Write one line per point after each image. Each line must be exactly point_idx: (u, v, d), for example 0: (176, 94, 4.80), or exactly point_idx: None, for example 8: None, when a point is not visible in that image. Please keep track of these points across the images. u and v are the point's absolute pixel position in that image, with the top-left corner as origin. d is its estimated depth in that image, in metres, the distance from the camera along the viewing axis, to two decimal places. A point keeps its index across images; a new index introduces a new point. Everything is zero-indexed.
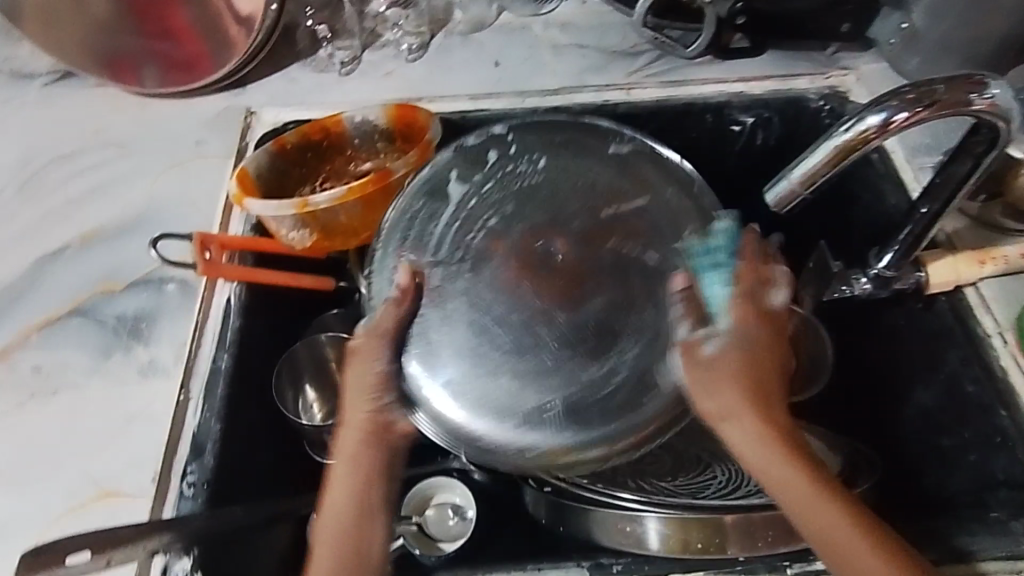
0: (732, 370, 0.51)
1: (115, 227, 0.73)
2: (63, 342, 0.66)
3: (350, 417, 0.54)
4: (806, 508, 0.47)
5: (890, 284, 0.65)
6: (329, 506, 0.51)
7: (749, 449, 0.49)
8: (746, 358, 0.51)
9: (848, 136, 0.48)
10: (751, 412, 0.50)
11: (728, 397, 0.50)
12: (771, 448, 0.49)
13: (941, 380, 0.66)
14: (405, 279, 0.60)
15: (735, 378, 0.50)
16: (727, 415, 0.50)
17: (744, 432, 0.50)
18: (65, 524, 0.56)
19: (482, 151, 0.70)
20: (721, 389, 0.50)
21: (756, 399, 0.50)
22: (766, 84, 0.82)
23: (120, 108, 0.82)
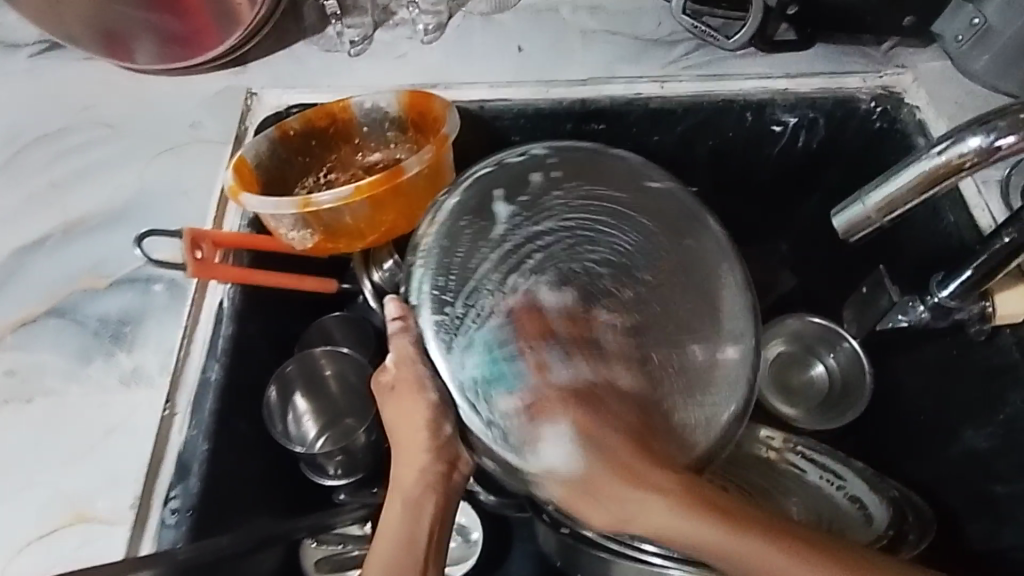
0: (630, 479, 0.46)
1: (100, 215, 0.67)
2: (40, 344, 0.60)
3: (409, 459, 0.51)
4: (735, 563, 0.43)
5: (951, 314, 0.60)
6: (376, 557, 0.47)
7: (668, 530, 0.44)
8: (608, 447, 0.47)
9: (940, 161, 0.43)
10: (652, 495, 0.45)
11: (622, 504, 0.45)
12: (647, 491, 0.45)
13: (1000, 421, 0.60)
14: (395, 310, 0.54)
15: (596, 460, 0.46)
16: (628, 517, 0.45)
17: (654, 514, 0.45)
18: (33, 550, 0.51)
19: (526, 170, 0.60)
20: (607, 491, 0.46)
21: (633, 478, 0.46)
22: (814, 81, 0.74)
23: (110, 84, 0.75)
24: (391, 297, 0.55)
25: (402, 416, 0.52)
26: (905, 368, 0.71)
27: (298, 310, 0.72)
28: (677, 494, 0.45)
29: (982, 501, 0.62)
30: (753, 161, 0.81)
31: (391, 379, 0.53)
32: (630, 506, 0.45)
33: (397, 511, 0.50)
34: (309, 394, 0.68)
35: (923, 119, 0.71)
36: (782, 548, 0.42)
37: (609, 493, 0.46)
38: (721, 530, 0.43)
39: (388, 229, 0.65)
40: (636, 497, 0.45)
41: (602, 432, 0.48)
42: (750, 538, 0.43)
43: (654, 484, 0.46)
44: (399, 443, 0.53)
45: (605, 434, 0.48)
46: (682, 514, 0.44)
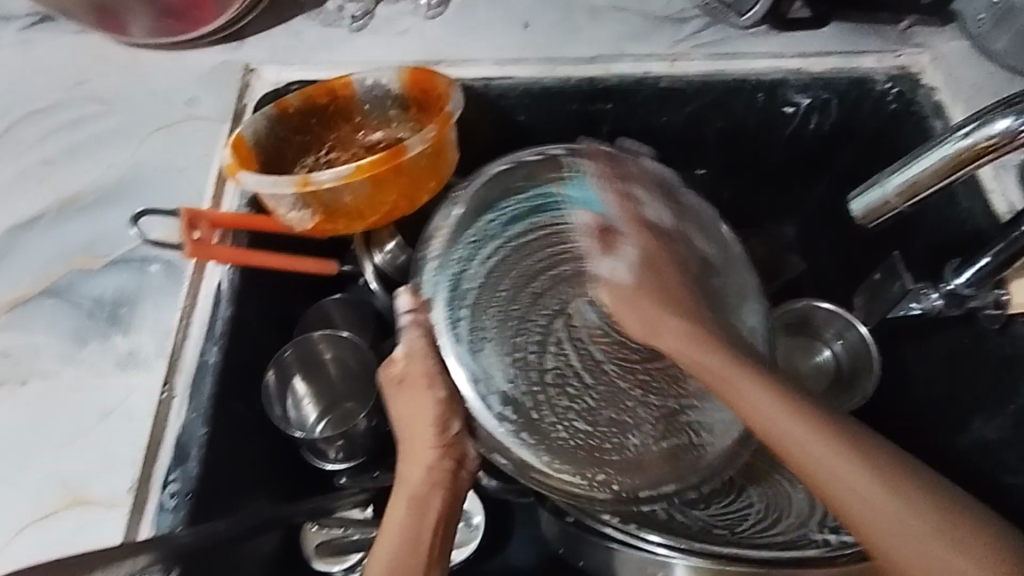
0: (648, 292, 0.54)
1: (95, 193, 0.66)
2: (34, 325, 0.59)
3: (416, 458, 0.52)
4: (813, 458, 0.44)
5: (964, 303, 0.60)
6: (379, 556, 0.47)
7: (704, 362, 0.51)
8: (656, 276, 0.55)
9: (966, 144, 0.42)
10: (679, 318, 0.53)
11: (654, 314, 0.54)
12: (742, 381, 0.48)
13: (1010, 411, 0.59)
14: (408, 302, 0.54)
15: (649, 283, 0.55)
16: (654, 328, 0.53)
17: (675, 334, 0.53)
18: (29, 534, 0.50)
19: (539, 171, 0.61)
20: (647, 305, 0.54)
21: (672, 302, 0.54)
22: (829, 61, 0.72)
23: (104, 58, 0.73)
24: (403, 290, 0.54)
25: (408, 414, 0.53)
26: (915, 358, 0.70)
27: (297, 292, 0.71)
28: (708, 332, 0.53)
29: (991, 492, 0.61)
30: (764, 143, 0.79)
31: (398, 374, 0.53)
32: (654, 317, 0.53)
33: (402, 508, 0.50)
34: (307, 377, 0.67)
35: (940, 101, 0.69)
36: (826, 435, 0.45)
37: (651, 305, 0.54)
38: (823, 438, 0.44)
39: (389, 210, 0.64)
40: (660, 312, 0.54)
41: (664, 268, 0.56)
42: (836, 443, 0.44)
43: (678, 329, 0.53)
44: (406, 439, 0.53)
45: (655, 268, 0.56)
46: (738, 373, 0.49)
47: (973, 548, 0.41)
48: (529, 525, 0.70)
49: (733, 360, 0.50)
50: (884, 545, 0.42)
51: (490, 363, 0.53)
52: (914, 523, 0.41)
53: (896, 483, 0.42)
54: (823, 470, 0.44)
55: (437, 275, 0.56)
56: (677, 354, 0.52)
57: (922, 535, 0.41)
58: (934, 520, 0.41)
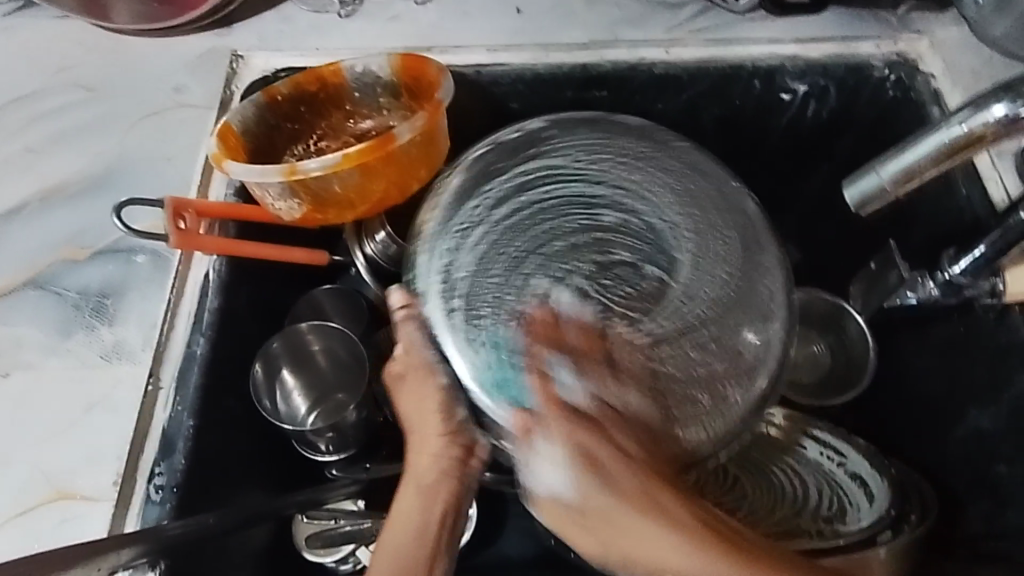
0: (596, 478, 0.45)
1: (80, 182, 0.65)
2: (20, 315, 0.58)
3: (424, 445, 0.54)
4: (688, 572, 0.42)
5: (961, 291, 0.59)
6: (388, 540, 0.48)
7: (661, 562, 0.43)
8: (568, 411, 0.49)
9: (961, 131, 0.41)
10: (609, 494, 0.45)
11: (609, 512, 0.44)
12: (654, 529, 0.43)
13: (1004, 402, 0.59)
14: (398, 300, 0.55)
15: (603, 494, 0.45)
16: (625, 544, 0.44)
17: (654, 535, 0.43)
18: (14, 527, 0.50)
19: (523, 146, 0.60)
20: (609, 531, 0.44)
21: (651, 506, 0.44)
22: (827, 46, 0.71)
23: (90, 44, 0.71)
24: (396, 288, 0.57)
25: (414, 404, 0.55)
26: (912, 348, 0.70)
27: (287, 282, 0.70)
28: (682, 515, 0.43)
29: (984, 484, 0.60)
30: (760, 131, 0.78)
31: (400, 368, 0.55)
32: (595, 499, 0.45)
33: (411, 495, 0.51)
34: (297, 369, 0.67)
35: (938, 88, 0.68)
36: None
37: (622, 524, 0.44)
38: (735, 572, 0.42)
39: (380, 199, 0.63)
40: (593, 484, 0.45)
41: (617, 471, 0.45)
42: None
43: (598, 460, 0.46)
44: (414, 430, 0.55)
45: (598, 420, 0.48)
46: (635, 524, 0.43)
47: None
48: (521, 516, 0.70)
49: (656, 499, 0.44)
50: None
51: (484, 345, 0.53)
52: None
53: None
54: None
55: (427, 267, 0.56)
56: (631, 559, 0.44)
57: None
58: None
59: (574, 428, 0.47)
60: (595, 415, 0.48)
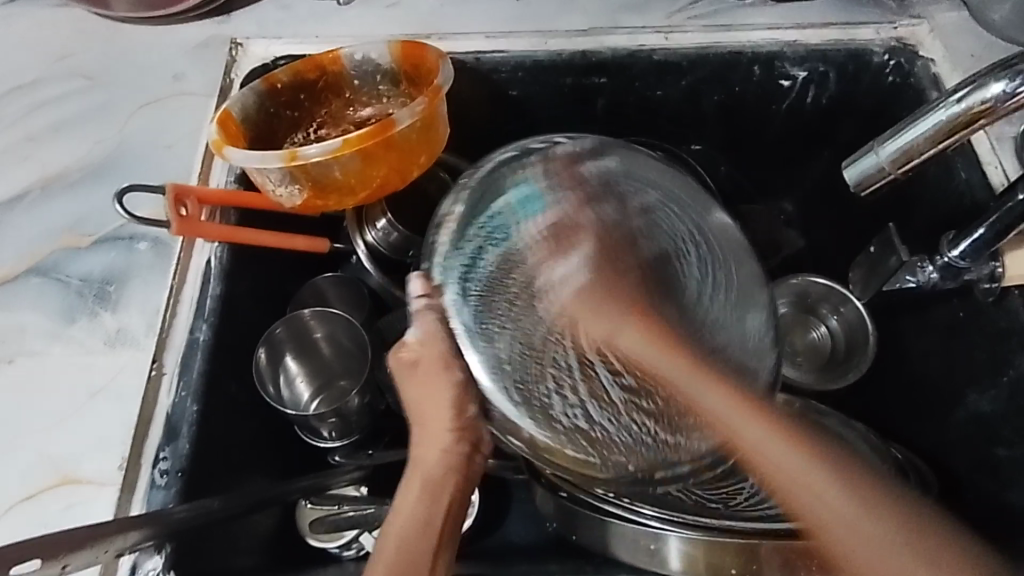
0: (610, 300, 0.53)
1: (81, 170, 0.65)
2: (22, 303, 0.59)
3: (432, 441, 0.50)
4: (704, 402, 0.48)
5: (960, 276, 0.59)
6: (391, 532, 0.46)
7: (659, 363, 0.50)
8: (603, 262, 0.54)
9: (960, 109, 0.41)
10: (636, 319, 0.52)
11: (616, 322, 0.52)
12: (689, 370, 0.49)
13: (1003, 385, 0.59)
14: (419, 289, 0.51)
15: (610, 306, 0.52)
16: (612, 335, 0.51)
17: (640, 339, 0.50)
18: (18, 512, 0.50)
19: (548, 154, 0.58)
20: (602, 317, 0.52)
21: (643, 316, 0.52)
22: (827, 32, 0.71)
23: (87, 33, 0.71)
24: (415, 275, 0.52)
25: (423, 396, 0.51)
26: (912, 333, 0.70)
27: (288, 270, 0.70)
28: (668, 338, 0.51)
29: (983, 466, 0.61)
30: (760, 118, 0.78)
31: (411, 356, 0.51)
32: (622, 334, 0.51)
33: (416, 488, 0.49)
34: (300, 356, 0.67)
35: (938, 74, 0.68)
36: (794, 448, 0.45)
37: (615, 314, 0.52)
38: (765, 431, 0.46)
39: (380, 185, 0.63)
40: (624, 326, 0.51)
41: (617, 295, 0.53)
42: (817, 464, 0.45)
43: (614, 299, 0.53)
44: (420, 422, 0.51)
45: (613, 266, 0.54)
46: (659, 349, 0.50)
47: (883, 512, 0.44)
48: (523, 501, 0.70)
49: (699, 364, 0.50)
50: (804, 510, 0.44)
51: (502, 350, 0.51)
52: (837, 506, 0.43)
53: (870, 506, 0.44)
54: (743, 439, 0.46)
55: (448, 261, 0.53)
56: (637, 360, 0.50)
57: (859, 523, 0.43)
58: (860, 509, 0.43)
59: (595, 258, 0.54)
60: (609, 249, 0.55)
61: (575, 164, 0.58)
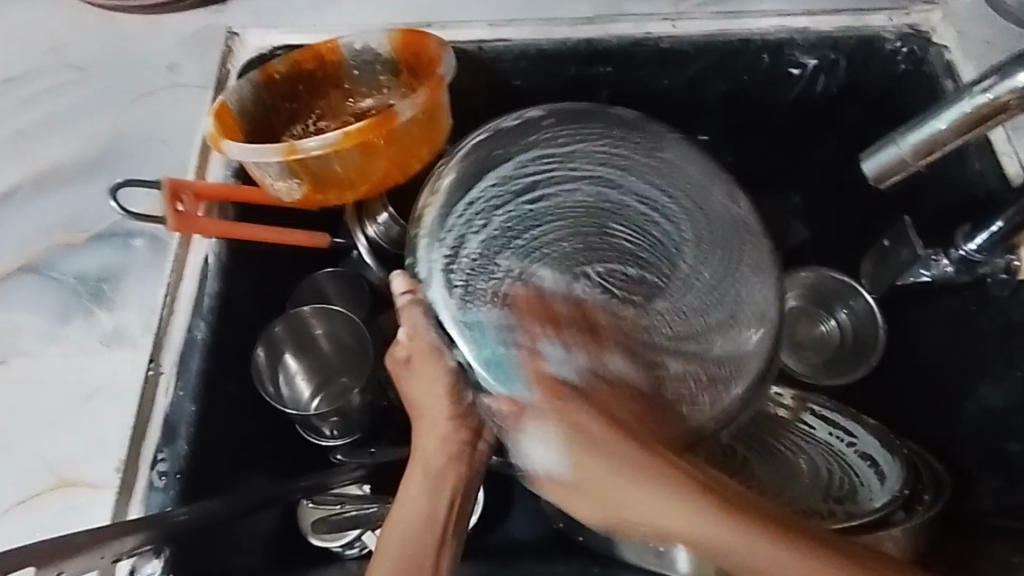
0: (596, 452, 0.46)
1: (74, 165, 0.63)
2: (15, 302, 0.57)
3: (431, 430, 0.51)
4: (639, 509, 0.44)
5: (975, 269, 0.58)
6: (392, 530, 0.47)
7: (637, 505, 0.44)
8: (571, 405, 0.48)
9: (985, 99, 0.39)
10: (605, 444, 0.46)
11: (613, 476, 0.45)
12: (646, 482, 0.44)
13: (1017, 378, 0.58)
14: (402, 285, 0.52)
15: (601, 446, 0.46)
16: (599, 493, 0.45)
17: (605, 477, 0.45)
18: (15, 516, 0.49)
19: (524, 132, 0.58)
20: (613, 495, 0.45)
21: (623, 436, 0.46)
22: (837, 19, 0.70)
23: (80, 22, 0.70)
24: (398, 273, 0.53)
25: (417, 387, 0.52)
26: (922, 325, 0.69)
27: (287, 265, 0.68)
28: (644, 462, 0.45)
29: (994, 463, 0.60)
30: (768, 108, 0.76)
31: (404, 354, 0.52)
32: (635, 497, 0.44)
33: (416, 484, 0.49)
34: (299, 353, 0.66)
35: (952, 61, 0.66)
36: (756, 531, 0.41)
37: (610, 455, 0.46)
38: (724, 528, 0.42)
39: (380, 179, 0.61)
40: (653, 489, 0.44)
41: (584, 415, 0.47)
42: (761, 533, 0.41)
43: (604, 461, 0.45)
44: (418, 414, 0.52)
45: (603, 401, 0.48)
46: (640, 477, 0.44)
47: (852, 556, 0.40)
48: (527, 497, 0.69)
49: (659, 466, 0.45)
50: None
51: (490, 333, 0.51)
52: (795, 566, 0.40)
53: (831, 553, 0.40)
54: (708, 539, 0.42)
55: (429, 250, 0.54)
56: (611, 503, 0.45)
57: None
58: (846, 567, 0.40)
59: (576, 408, 0.48)
60: (586, 395, 0.48)
61: (550, 138, 0.58)
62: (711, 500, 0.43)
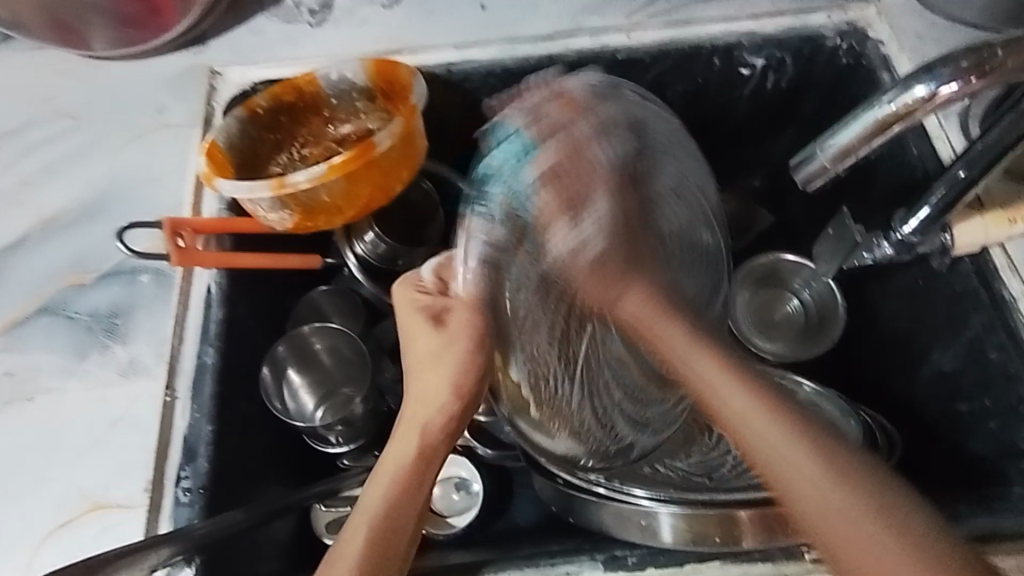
0: (620, 258, 0.55)
1: (76, 209, 0.68)
2: (33, 342, 0.62)
3: (433, 389, 0.53)
4: (678, 355, 0.48)
5: (914, 248, 0.63)
6: (382, 483, 0.50)
7: (650, 330, 0.51)
8: (611, 254, 0.55)
9: (890, 108, 0.45)
10: (638, 286, 0.54)
11: (620, 288, 0.54)
12: (663, 324, 0.50)
13: (961, 344, 0.64)
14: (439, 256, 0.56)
15: (612, 266, 0.55)
16: (616, 298, 0.53)
17: (633, 305, 0.53)
18: (55, 539, 0.54)
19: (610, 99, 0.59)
20: (608, 282, 0.54)
21: (646, 290, 0.53)
22: (781, 20, 0.75)
23: (69, 73, 0.74)
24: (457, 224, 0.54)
25: (430, 348, 0.53)
26: (881, 301, 0.75)
27: (282, 284, 0.72)
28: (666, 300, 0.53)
29: (950, 424, 0.66)
30: (724, 106, 0.80)
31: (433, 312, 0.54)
32: (640, 295, 0.53)
33: (410, 445, 0.51)
34: (303, 368, 0.70)
35: (888, 53, 0.72)
36: (762, 410, 0.44)
37: (614, 285, 0.54)
38: (760, 410, 0.44)
39: (366, 203, 0.66)
40: (640, 283, 0.54)
41: (619, 263, 0.55)
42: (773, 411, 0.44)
43: (637, 296, 0.53)
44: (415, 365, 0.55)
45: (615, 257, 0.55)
46: (680, 334, 0.49)
47: (846, 474, 0.41)
48: (527, 485, 0.73)
49: (665, 308, 0.52)
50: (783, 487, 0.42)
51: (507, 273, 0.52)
52: (788, 445, 0.42)
53: (849, 482, 0.40)
54: (741, 422, 0.44)
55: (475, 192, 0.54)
56: (630, 322, 0.53)
57: (849, 514, 0.39)
58: (857, 505, 0.39)
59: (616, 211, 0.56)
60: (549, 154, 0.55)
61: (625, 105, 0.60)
62: (750, 386, 0.45)
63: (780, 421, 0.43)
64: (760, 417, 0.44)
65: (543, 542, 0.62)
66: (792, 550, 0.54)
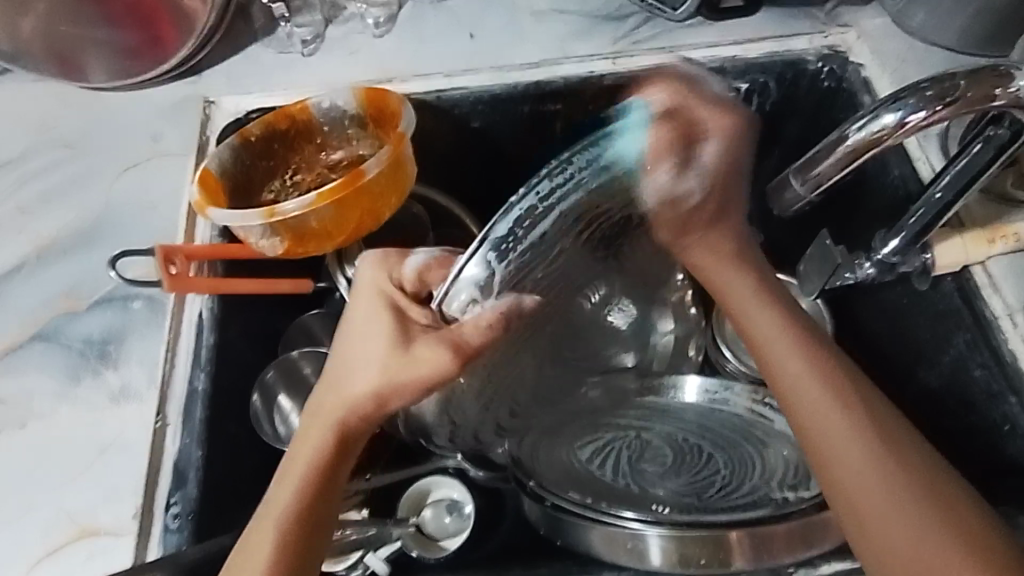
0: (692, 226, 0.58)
1: (71, 237, 0.69)
2: (26, 369, 0.62)
3: (349, 389, 0.49)
4: (768, 340, 0.55)
5: (894, 268, 0.63)
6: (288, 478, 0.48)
7: (738, 302, 0.58)
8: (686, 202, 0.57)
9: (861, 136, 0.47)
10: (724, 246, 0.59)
11: (697, 237, 0.59)
12: (731, 274, 0.59)
13: (947, 362, 0.65)
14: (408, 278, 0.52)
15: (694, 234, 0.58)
16: (686, 248, 0.59)
17: (701, 256, 0.59)
18: (44, 566, 0.54)
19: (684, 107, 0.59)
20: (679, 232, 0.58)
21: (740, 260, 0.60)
22: (763, 46, 0.77)
23: (68, 103, 0.75)
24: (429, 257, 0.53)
25: (354, 334, 0.50)
26: (870, 320, 0.75)
27: (273, 308, 0.72)
28: (754, 270, 0.59)
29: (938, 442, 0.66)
30: None
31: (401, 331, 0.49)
32: (707, 256, 0.59)
33: (320, 435, 0.49)
34: (292, 392, 0.69)
35: (868, 77, 0.73)
36: (860, 427, 0.50)
37: (693, 238, 0.59)
38: (849, 427, 0.50)
39: (356, 228, 0.67)
40: (720, 236, 0.59)
41: (704, 234, 0.59)
42: (866, 434, 0.50)
43: (724, 244, 0.59)
44: (337, 359, 0.50)
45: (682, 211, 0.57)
46: (761, 300, 0.58)
47: (942, 507, 0.47)
48: (518, 507, 0.71)
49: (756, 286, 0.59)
50: (863, 503, 0.48)
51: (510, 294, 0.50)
52: (878, 471, 0.48)
53: (940, 503, 0.47)
54: (832, 433, 0.50)
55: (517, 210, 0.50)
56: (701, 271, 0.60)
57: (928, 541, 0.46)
58: (933, 530, 0.46)
59: (727, 156, 0.55)
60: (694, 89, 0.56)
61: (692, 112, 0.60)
62: (846, 397, 0.52)
63: (876, 441, 0.49)
64: (852, 427, 0.50)
65: (532, 564, 0.62)
66: (778, 568, 0.54)
